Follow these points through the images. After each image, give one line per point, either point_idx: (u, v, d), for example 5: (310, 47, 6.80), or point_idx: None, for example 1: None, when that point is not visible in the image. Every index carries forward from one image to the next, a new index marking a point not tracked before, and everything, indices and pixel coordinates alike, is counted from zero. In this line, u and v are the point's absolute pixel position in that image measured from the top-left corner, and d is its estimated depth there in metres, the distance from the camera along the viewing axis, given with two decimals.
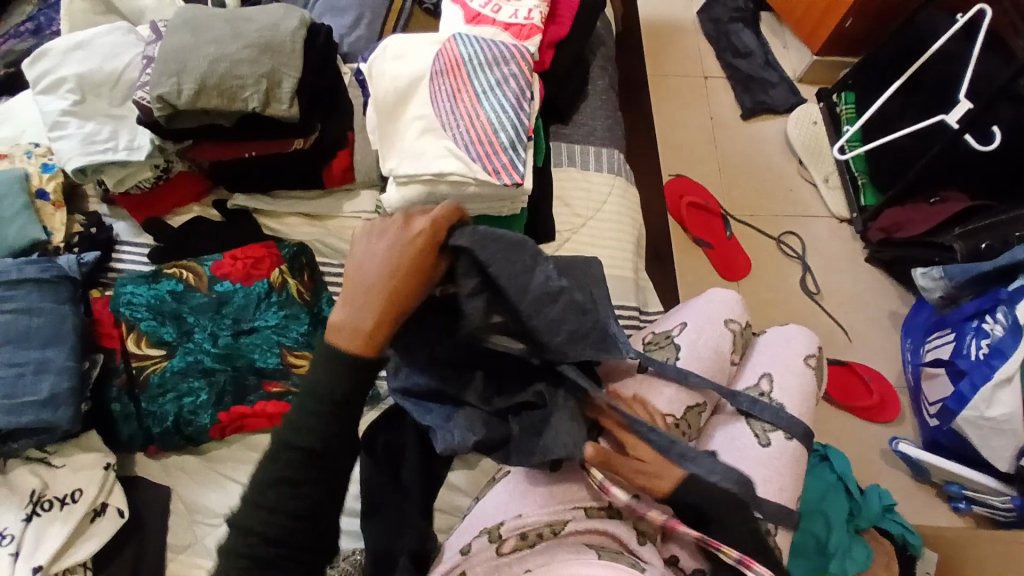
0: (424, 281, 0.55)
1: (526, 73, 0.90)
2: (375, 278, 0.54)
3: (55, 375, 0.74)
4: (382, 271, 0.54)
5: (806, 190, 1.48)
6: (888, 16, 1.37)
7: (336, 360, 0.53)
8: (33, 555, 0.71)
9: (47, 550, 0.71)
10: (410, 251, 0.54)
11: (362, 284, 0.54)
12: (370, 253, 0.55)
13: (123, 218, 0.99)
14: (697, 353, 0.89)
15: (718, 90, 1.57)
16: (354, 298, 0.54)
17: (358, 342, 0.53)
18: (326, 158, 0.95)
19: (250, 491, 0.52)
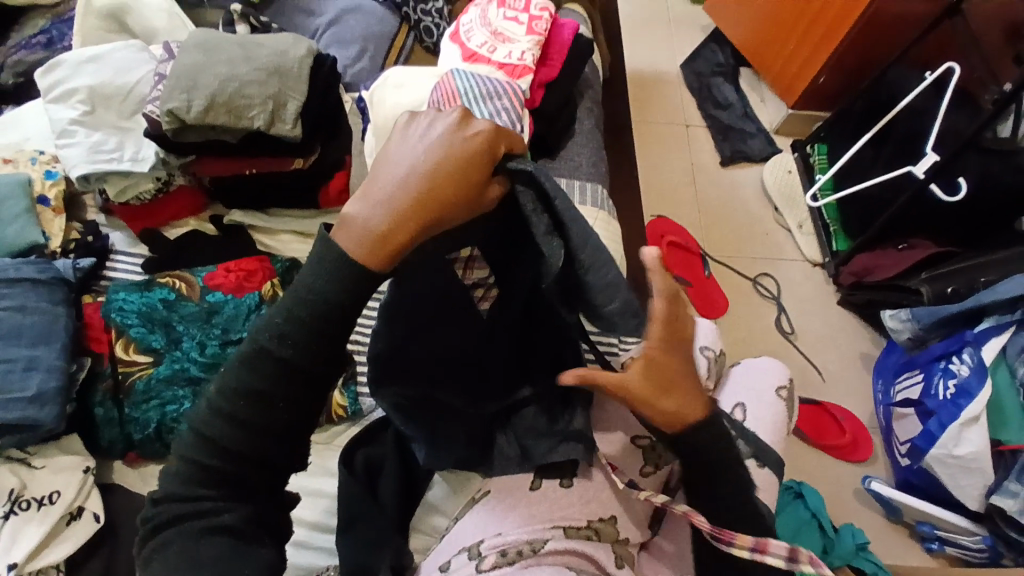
0: (464, 192, 0.52)
1: (518, 108, 0.92)
2: (415, 179, 0.51)
3: (44, 373, 0.76)
4: (425, 171, 0.51)
5: (781, 234, 1.56)
6: (858, 75, 1.47)
7: (345, 260, 0.50)
8: (7, 553, 0.70)
9: (23, 547, 0.71)
10: (458, 156, 0.52)
11: (396, 175, 0.52)
12: (414, 150, 0.52)
13: (120, 229, 1.01)
14: None
15: (699, 138, 1.65)
16: (384, 192, 0.51)
17: (375, 239, 0.50)
18: (324, 179, 0.99)
19: (213, 421, 0.49)
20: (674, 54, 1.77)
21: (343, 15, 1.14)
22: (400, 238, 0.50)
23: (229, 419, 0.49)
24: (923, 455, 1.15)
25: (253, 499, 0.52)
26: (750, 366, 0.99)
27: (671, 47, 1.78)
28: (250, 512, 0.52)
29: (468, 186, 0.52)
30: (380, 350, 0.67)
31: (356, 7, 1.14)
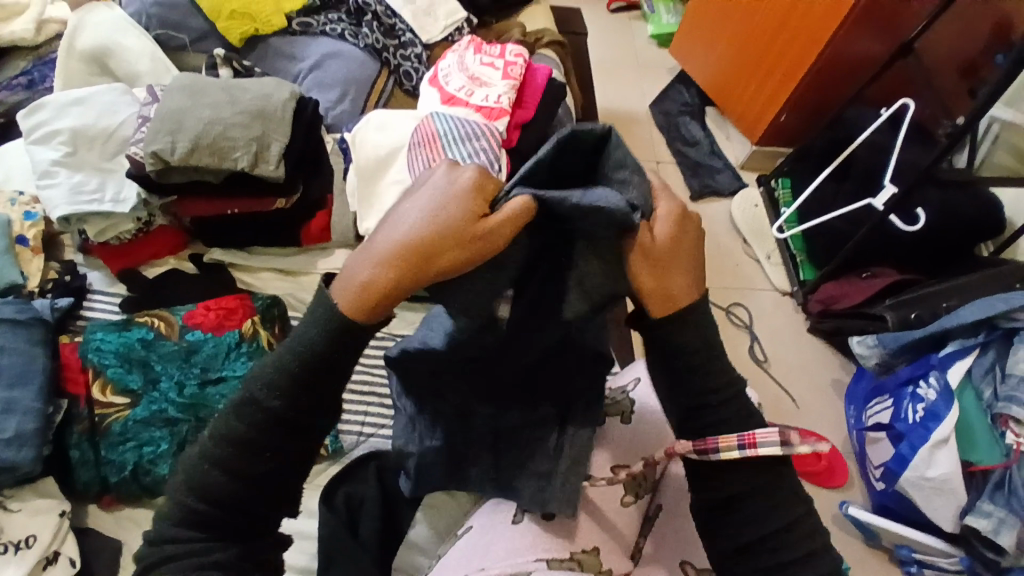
0: (456, 234, 0.49)
1: (495, 148, 0.93)
2: (406, 229, 0.49)
3: (21, 416, 0.75)
4: (421, 225, 0.49)
5: (750, 265, 1.61)
6: (818, 113, 1.54)
7: (329, 311, 0.50)
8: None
9: None
10: (442, 202, 0.50)
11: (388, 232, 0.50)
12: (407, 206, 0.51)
13: (98, 268, 1.01)
14: None
15: (670, 173, 1.72)
16: (375, 251, 0.50)
17: (357, 294, 0.49)
18: (306, 218, 1.00)
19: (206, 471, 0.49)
20: (643, 93, 1.85)
21: (323, 59, 1.17)
22: (386, 290, 0.49)
23: (217, 464, 0.49)
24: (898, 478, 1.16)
25: (243, 538, 0.52)
26: None
27: (641, 88, 1.86)
28: (242, 551, 0.51)
29: (463, 231, 0.49)
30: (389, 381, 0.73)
31: (337, 52, 1.17)
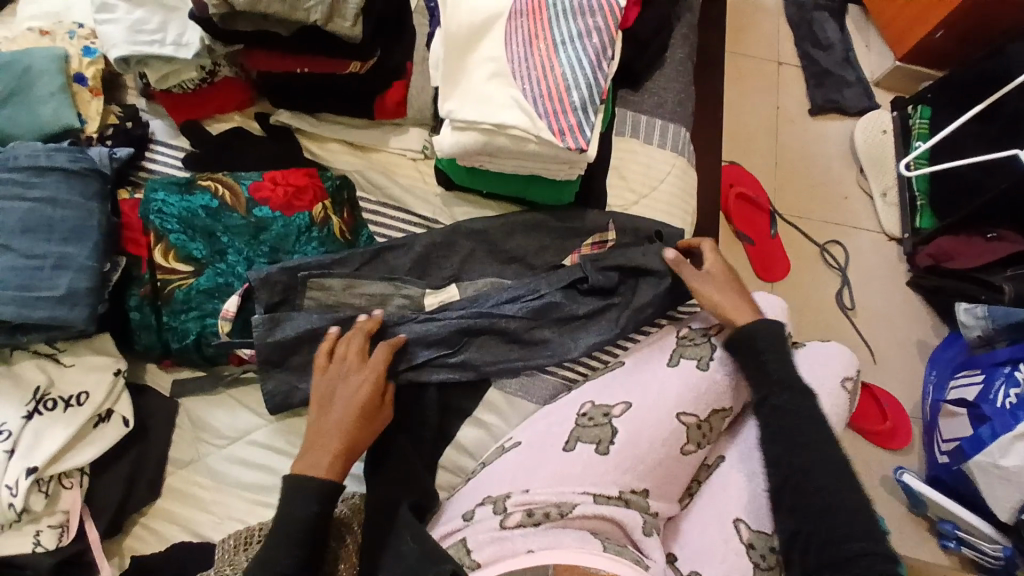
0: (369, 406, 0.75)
1: (612, 29, 0.82)
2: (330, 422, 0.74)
3: (74, 273, 0.74)
4: (319, 426, 0.74)
5: (861, 200, 1.43)
6: (986, 38, 1.31)
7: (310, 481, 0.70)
8: (31, 455, 0.72)
9: (44, 452, 0.73)
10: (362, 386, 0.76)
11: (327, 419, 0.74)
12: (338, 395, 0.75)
13: (162, 117, 0.94)
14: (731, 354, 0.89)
15: (790, 79, 1.48)
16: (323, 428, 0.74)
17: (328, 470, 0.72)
18: (381, 87, 0.90)
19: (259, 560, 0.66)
20: None
21: None
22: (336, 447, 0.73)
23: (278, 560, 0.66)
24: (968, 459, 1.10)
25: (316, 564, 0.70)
26: (813, 351, 0.96)
27: None
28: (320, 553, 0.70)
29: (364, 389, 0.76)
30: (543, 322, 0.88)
31: None
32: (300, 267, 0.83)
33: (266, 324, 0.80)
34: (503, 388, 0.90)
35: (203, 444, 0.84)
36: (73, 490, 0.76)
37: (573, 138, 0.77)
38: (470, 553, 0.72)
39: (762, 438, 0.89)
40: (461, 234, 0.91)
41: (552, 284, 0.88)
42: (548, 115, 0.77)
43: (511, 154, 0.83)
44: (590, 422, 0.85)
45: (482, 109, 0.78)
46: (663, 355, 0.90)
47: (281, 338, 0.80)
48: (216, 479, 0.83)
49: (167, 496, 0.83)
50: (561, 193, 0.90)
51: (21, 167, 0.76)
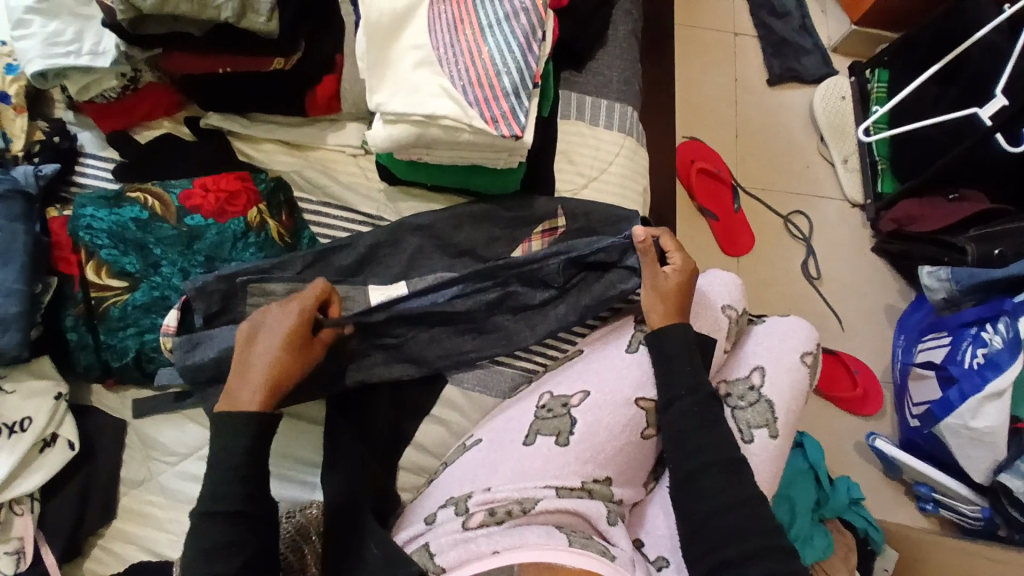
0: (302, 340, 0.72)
1: (541, 8, 0.79)
2: (260, 357, 0.70)
3: (3, 298, 0.70)
4: (247, 360, 0.71)
5: (823, 168, 1.41)
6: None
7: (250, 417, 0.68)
8: None
9: None
10: (295, 318, 0.71)
11: (257, 357, 0.71)
12: (269, 326, 0.72)
13: (90, 128, 0.90)
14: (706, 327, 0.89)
15: (747, 49, 1.46)
16: (248, 365, 0.71)
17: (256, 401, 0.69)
18: (309, 85, 0.87)
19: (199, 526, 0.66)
20: None
21: None
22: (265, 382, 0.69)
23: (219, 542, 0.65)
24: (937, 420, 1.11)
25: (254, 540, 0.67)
26: (770, 327, 0.95)
27: None
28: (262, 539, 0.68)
29: (297, 327, 0.71)
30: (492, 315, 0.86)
31: None
32: (236, 274, 0.79)
33: (185, 346, 0.76)
34: (460, 384, 0.89)
35: (155, 462, 0.82)
36: (25, 517, 0.75)
37: (508, 125, 0.75)
38: (433, 557, 0.70)
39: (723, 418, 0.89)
40: (408, 230, 0.88)
41: (513, 273, 0.85)
42: (479, 103, 0.75)
43: (445, 145, 0.80)
44: (549, 415, 0.83)
45: (412, 100, 0.75)
46: (623, 342, 0.87)
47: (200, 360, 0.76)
48: (171, 496, 0.81)
49: (122, 517, 0.80)
50: (505, 181, 0.88)
51: None
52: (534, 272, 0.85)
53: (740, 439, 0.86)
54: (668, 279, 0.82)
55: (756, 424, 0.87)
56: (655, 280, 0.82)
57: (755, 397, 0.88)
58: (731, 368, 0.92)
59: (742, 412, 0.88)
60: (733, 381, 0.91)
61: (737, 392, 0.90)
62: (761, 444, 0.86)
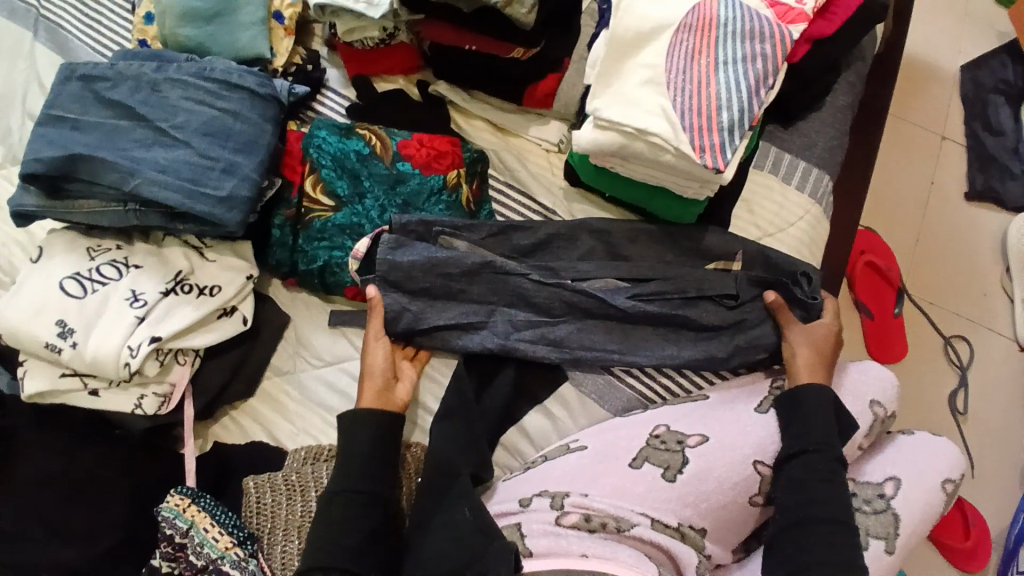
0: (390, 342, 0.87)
1: (778, 57, 0.80)
2: (374, 372, 0.84)
3: (238, 181, 0.82)
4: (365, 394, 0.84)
5: (1001, 300, 1.30)
6: None
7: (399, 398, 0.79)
8: (157, 326, 0.81)
9: (168, 327, 0.81)
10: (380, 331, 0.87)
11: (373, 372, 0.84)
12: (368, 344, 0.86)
13: (337, 67, 1.02)
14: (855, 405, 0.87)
15: (952, 156, 1.38)
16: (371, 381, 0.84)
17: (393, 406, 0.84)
18: (537, 77, 0.94)
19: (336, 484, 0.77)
20: (962, 47, 1.44)
21: None
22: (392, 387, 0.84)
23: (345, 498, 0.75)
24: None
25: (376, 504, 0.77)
26: (916, 441, 0.89)
27: (961, 38, 1.45)
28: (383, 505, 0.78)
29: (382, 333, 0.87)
30: (642, 328, 0.90)
31: None
32: (436, 223, 0.89)
33: (391, 244, 0.86)
34: (580, 387, 0.90)
35: (302, 360, 0.91)
36: (184, 367, 0.84)
37: (713, 157, 0.76)
38: (523, 538, 0.75)
39: None
40: (585, 231, 0.93)
41: (677, 283, 0.89)
42: (692, 130, 0.77)
43: (645, 162, 0.83)
44: (660, 446, 0.84)
45: (629, 113, 0.79)
46: (753, 400, 0.87)
47: (400, 260, 0.86)
48: (304, 393, 0.90)
49: (259, 399, 0.90)
50: (684, 212, 0.90)
51: (214, 79, 0.85)
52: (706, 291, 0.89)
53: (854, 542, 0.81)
54: (811, 332, 0.86)
55: (874, 532, 0.81)
56: (803, 330, 0.86)
57: (883, 505, 0.83)
58: (862, 468, 0.87)
59: (863, 517, 0.83)
60: (860, 482, 0.86)
61: (863, 495, 0.84)
62: (875, 555, 0.80)
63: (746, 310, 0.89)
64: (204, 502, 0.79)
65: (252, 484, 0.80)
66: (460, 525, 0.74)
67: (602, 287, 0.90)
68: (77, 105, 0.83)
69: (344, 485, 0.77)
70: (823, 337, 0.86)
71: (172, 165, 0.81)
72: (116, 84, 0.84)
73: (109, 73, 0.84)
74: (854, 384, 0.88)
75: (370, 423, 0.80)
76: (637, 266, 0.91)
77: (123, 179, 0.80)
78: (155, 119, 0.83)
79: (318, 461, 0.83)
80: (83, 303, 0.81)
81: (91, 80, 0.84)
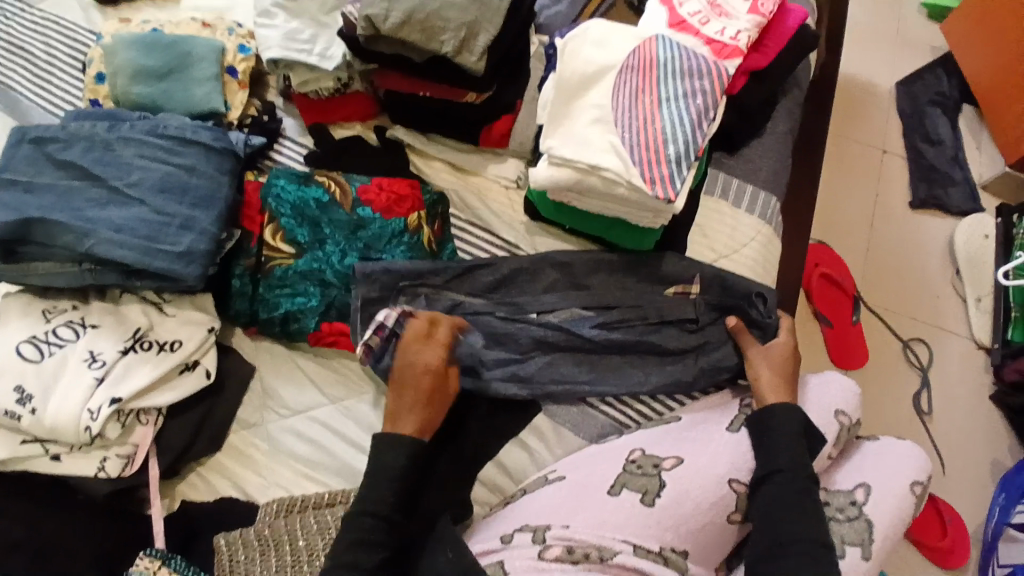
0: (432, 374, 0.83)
1: (717, 92, 0.85)
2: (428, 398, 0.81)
3: (196, 235, 0.82)
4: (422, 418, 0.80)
5: (953, 302, 1.36)
6: None
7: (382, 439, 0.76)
8: (116, 386, 0.79)
9: (129, 387, 0.79)
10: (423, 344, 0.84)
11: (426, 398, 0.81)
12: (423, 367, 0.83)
13: (293, 116, 1.04)
14: (821, 419, 0.88)
15: (893, 168, 1.45)
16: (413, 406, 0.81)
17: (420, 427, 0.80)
18: (490, 118, 0.97)
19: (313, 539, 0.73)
20: (894, 67, 1.53)
21: None
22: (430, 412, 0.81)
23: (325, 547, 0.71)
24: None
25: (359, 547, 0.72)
26: (884, 447, 0.91)
27: (892, 58, 1.54)
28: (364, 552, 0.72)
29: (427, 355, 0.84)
30: (611, 356, 0.91)
31: None
32: (397, 270, 0.89)
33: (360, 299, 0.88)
34: (552, 418, 0.90)
35: (269, 412, 0.89)
36: (146, 427, 0.82)
37: (664, 188, 0.79)
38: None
39: None
40: (547, 264, 0.94)
41: (644, 308, 0.92)
42: (642, 164, 0.80)
43: (599, 194, 0.86)
44: (637, 471, 0.84)
45: (581, 151, 0.82)
46: (725, 419, 0.88)
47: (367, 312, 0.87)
48: (273, 446, 0.88)
49: (226, 453, 0.88)
50: (641, 239, 0.93)
51: (169, 136, 0.86)
52: (668, 314, 0.92)
53: None
54: (771, 351, 0.89)
55: (849, 539, 0.82)
56: (763, 350, 0.89)
57: (856, 512, 0.84)
58: (834, 478, 0.89)
59: (837, 525, 0.84)
60: (832, 491, 0.87)
61: (836, 504, 0.86)
62: (853, 562, 0.81)
63: (705, 333, 0.92)
64: (174, 563, 0.75)
65: (222, 541, 0.77)
66: (442, 569, 0.73)
67: (570, 317, 0.91)
68: (30, 167, 0.82)
69: (356, 535, 0.72)
70: (784, 356, 0.89)
71: (128, 223, 0.80)
72: (69, 144, 0.83)
73: (61, 134, 0.83)
74: (818, 399, 0.90)
75: (400, 472, 0.76)
76: (599, 295, 0.93)
77: (77, 240, 0.79)
78: (110, 177, 0.82)
79: (290, 513, 0.81)
80: (39, 368, 0.78)
81: (43, 142, 0.83)
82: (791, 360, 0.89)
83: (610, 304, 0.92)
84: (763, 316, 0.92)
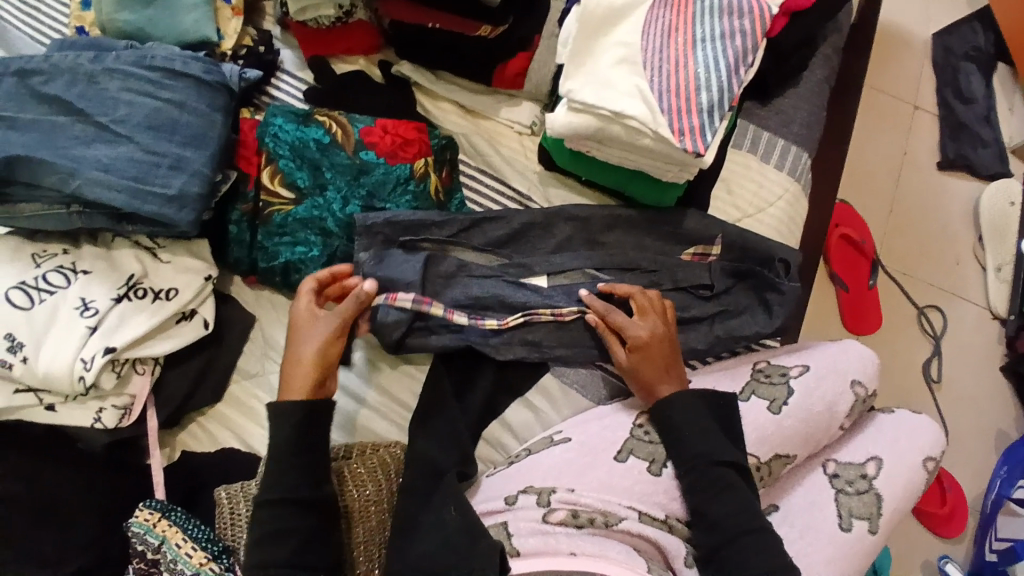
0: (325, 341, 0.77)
1: (757, 33, 0.77)
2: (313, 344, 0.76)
3: (188, 177, 0.76)
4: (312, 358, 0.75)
5: (972, 268, 1.32)
6: None
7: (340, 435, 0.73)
8: (111, 336, 0.76)
9: (123, 337, 0.76)
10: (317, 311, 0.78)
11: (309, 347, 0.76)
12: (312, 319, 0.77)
13: (292, 47, 0.96)
14: (809, 402, 0.84)
15: (924, 125, 1.38)
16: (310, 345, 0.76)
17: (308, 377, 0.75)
18: (506, 56, 0.89)
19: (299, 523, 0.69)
20: (933, 16, 1.43)
21: None
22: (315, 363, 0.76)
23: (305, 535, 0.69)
24: (1017, 561, 1.06)
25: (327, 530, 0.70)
26: (898, 420, 0.90)
27: (933, 5, 1.43)
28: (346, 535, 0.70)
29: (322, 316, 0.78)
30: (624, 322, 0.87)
31: None
32: (400, 222, 0.85)
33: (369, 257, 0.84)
34: (560, 377, 0.88)
35: (269, 362, 0.87)
36: (142, 378, 0.79)
37: (693, 140, 0.73)
38: (511, 538, 0.73)
39: (826, 500, 0.84)
40: (561, 219, 0.89)
41: (658, 267, 0.88)
42: (670, 112, 0.73)
43: (621, 145, 0.80)
44: (645, 437, 0.83)
45: (604, 94, 0.75)
46: (736, 385, 0.84)
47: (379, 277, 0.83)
48: (275, 397, 0.86)
49: (226, 404, 0.86)
50: (662, 196, 0.88)
51: (157, 67, 0.78)
52: (686, 278, 0.87)
53: (838, 524, 0.82)
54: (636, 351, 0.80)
55: (858, 514, 0.82)
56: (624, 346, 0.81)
57: (866, 486, 0.84)
58: (844, 449, 0.88)
59: (847, 498, 0.84)
60: (844, 464, 0.86)
61: (846, 476, 0.85)
62: (860, 535, 0.81)
63: (721, 300, 0.88)
64: (175, 516, 0.74)
65: (222, 494, 0.76)
66: (447, 525, 0.72)
67: (578, 279, 0.88)
68: (12, 102, 0.75)
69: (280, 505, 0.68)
70: (639, 352, 0.80)
71: (116, 163, 0.74)
72: (53, 77, 0.76)
73: (43, 66, 0.76)
74: (833, 372, 0.86)
75: None
76: (612, 253, 0.88)
77: (64, 181, 0.73)
78: (96, 113, 0.76)
79: None
80: (30, 316, 0.74)
81: (25, 74, 0.76)
82: (644, 351, 0.80)
83: (622, 264, 0.88)
84: (785, 285, 0.87)
